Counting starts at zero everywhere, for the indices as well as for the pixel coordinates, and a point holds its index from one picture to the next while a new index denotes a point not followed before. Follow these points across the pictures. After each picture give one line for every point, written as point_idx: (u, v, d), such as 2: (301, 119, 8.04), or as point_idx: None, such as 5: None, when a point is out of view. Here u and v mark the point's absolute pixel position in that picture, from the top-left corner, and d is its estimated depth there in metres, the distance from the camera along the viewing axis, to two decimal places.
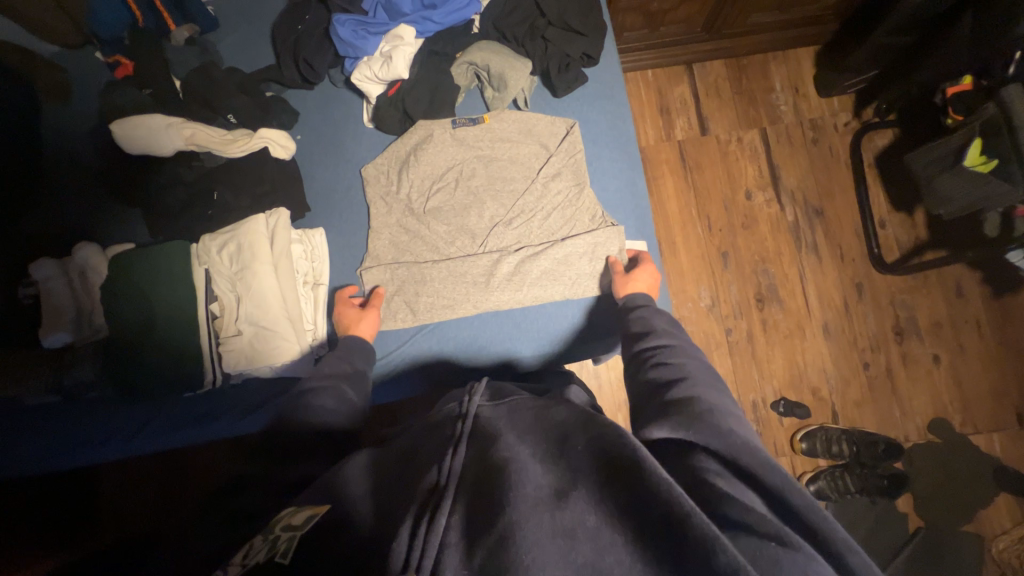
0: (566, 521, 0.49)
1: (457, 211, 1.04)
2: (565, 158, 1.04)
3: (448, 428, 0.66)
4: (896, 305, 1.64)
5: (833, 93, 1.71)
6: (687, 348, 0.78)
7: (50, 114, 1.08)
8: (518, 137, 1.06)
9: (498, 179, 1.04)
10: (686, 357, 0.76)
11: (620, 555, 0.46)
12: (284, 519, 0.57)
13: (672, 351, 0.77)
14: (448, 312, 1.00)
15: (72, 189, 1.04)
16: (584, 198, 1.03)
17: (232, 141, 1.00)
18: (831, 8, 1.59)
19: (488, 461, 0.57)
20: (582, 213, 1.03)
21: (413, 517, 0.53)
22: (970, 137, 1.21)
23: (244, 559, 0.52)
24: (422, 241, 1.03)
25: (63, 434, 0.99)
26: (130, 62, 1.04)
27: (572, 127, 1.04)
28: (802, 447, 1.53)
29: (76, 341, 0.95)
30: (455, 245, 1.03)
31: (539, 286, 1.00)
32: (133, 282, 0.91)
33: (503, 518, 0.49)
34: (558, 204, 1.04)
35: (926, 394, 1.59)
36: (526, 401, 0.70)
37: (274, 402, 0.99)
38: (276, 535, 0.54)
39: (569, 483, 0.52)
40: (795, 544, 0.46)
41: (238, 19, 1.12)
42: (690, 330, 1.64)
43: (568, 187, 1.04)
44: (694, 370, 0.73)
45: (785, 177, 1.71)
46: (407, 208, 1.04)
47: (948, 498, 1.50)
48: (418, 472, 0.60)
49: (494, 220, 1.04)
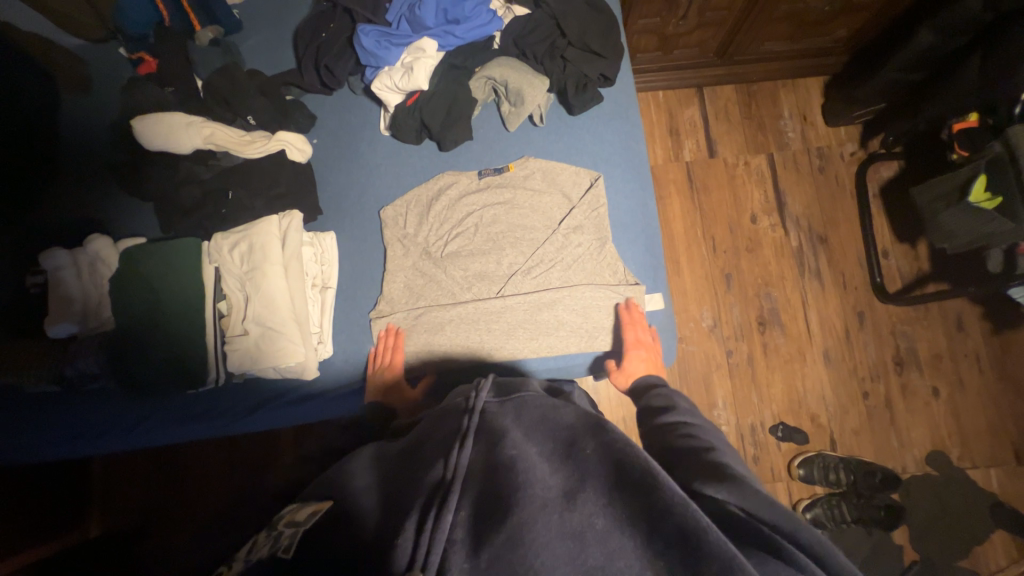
0: (575, 524, 0.49)
1: (475, 256, 1.02)
2: (588, 212, 1.02)
3: (454, 421, 0.64)
4: (897, 335, 1.64)
5: (841, 123, 1.74)
6: (713, 427, 0.72)
7: (71, 106, 1.10)
8: (542, 186, 1.04)
9: (521, 227, 1.03)
10: (710, 434, 0.70)
11: (630, 560, 0.47)
12: (288, 516, 0.61)
13: (698, 427, 0.71)
14: (463, 361, 0.98)
15: (85, 182, 1.05)
16: (605, 252, 1.01)
17: (251, 142, 1.02)
18: (840, 41, 1.62)
19: (495, 461, 0.56)
20: (603, 268, 1.01)
21: (420, 512, 0.52)
22: (975, 173, 1.23)
23: (248, 554, 0.56)
24: (437, 285, 1.02)
25: (49, 430, 0.98)
26: (156, 58, 1.06)
27: (597, 180, 1.03)
28: (800, 473, 1.53)
29: (80, 333, 0.95)
30: (472, 291, 1.01)
31: (554, 336, 0.98)
32: (146, 276, 0.92)
33: (512, 519, 0.48)
34: (581, 255, 1.01)
35: (924, 426, 1.59)
36: (535, 399, 0.67)
37: (276, 403, 0.99)
38: (279, 532, 0.58)
39: (579, 482, 0.53)
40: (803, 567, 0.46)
41: (261, 22, 1.14)
42: (691, 350, 1.64)
43: (589, 241, 1.02)
44: (710, 438, 0.69)
45: (790, 204, 1.72)
46: (425, 251, 1.03)
47: (945, 532, 1.49)
48: (423, 463, 0.60)
49: (514, 268, 1.02)
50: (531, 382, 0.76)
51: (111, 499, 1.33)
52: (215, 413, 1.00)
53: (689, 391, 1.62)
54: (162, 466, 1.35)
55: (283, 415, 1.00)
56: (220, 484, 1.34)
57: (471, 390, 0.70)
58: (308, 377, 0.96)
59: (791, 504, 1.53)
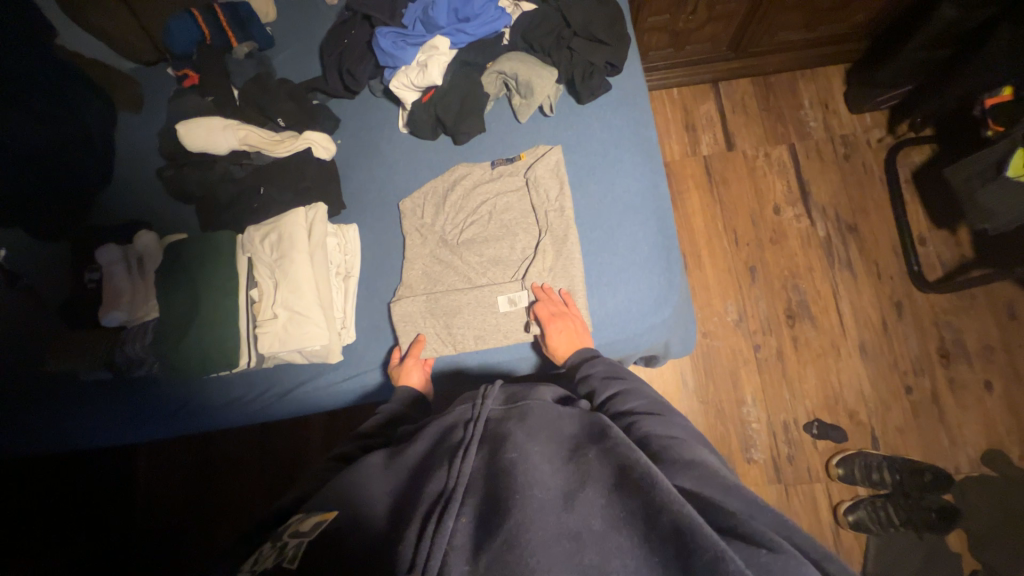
0: (572, 526, 0.50)
1: (490, 242, 1.05)
2: (598, 195, 1.05)
3: (458, 431, 0.65)
4: (940, 325, 1.55)
5: (866, 109, 1.69)
6: (631, 386, 0.77)
7: (127, 122, 1.22)
8: (551, 172, 1.05)
9: (534, 212, 1.05)
10: (633, 399, 0.74)
11: (625, 559, 0.47)
12: (293, 526, 0.58)
13: (622, 397, 0.75)
14: (480, 342, 1.01)
15: (138, 188, 1.17)
16: (617, 233, 1.02)
17: (280, 141, 1.10)
18: (859, 26, 1.59)
19: (497, 466, 0.57)
20: (616, 247, 1.02)
21: (423, 517, 0.54)
22: (1013, 147, 1.18)
23: (254, 564, 0.54)
24: (454, 270, 1.05)
25: (99, 417, 1.06)
26: (199, 74, 1.17)
27: (553, 149, 1.07)
28: (840, 473, 1.44)
29: (130, 321, 1.03)
30: (487, 276, 1.04)
31: None
32: (186, 269, 1.00)
33: (511, 520, 0.50)
34: (594, 239, 1.03)
35: (977, 422, 1.48)
36: (540, 405, 0.68)
37: (303, 388, 1.04)
38: (285, 542, 0.55)
39: (579, 483, 0.55)
40: (777, 546, 0.46)
41: (292, 38, 1.24)
42: (716, 345, 1.60)
43: (601, 223, 1.03)
44: (637, 408, 0.72)
45: (815, 193, 1.68)
46: (441, 239, 1.07)
47: (1008, 538, 1.36)
48: (429, 468, 0.61)
49: (527, 252, 1.04)
50: (538, 387, 0.76)
51: (153, 490, 1.42)
52: (247, 400, 1.06)
53: (715, 386, 1.57)
54: (202, 461, 1.43)
55: (310, 401, 1.05)
56: (253, 481, 1.40)
57: (476, 398, 0.71)
58: (333, 360, 1.01)
59: (832, 507, 1.44)
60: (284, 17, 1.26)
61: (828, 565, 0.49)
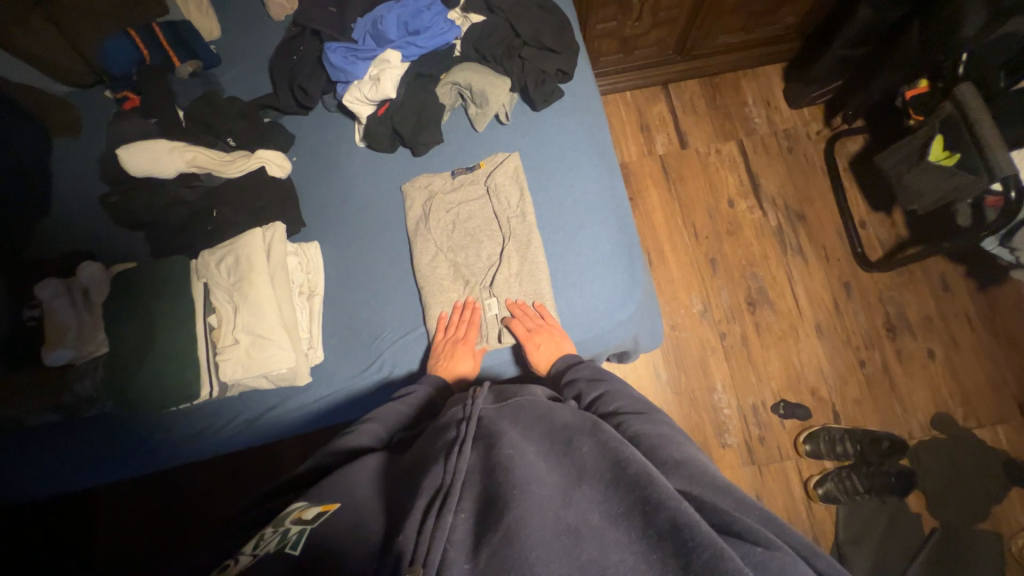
0: (570, 520, 0.51)
1: (455, 252, 1.05)
2: (558, 199, 1.07)
3: (452, 430, 0.65)
4: (885, 301, 1.66)
5: (804, 104, 1.80)
6: (615, 387, 0.79)
7: (63, 149, 1.16)
8: (511, 176, 1.07)
9: (497, 218, 1.06)
10: (619, 400, 0.77)
11: (623, 554, 0.49)
12: (294, 513, 0.60)
13: (607, 398, 0.77)
14: None
15: (78, 217, 1.11)
16: (579, 235, 1.05)
17: (231, 162, 1.07)
18: (791, 27, 1.70)
19: (492, 463, 0.57)
20: (579, 249, 1.04)
21: (423, 509, 0.54)
22: (932, 134, 1.28)
23: (256, 549, 0.56)
24: (421, 282, 1.04)
25: (50, 461, 0.99)
26: (141, 95, 1.13)
27: (511, 156, 1.09)
28: (807, 449, 1.51)
29: (78, 358, 0.97)
30: (455, 285, 1.04)
31: None
32: (140, 298, 0.96)
33: (509, 514, 0.50)
34: (557, 242, 1.05)
35: (925, 389, 1.59)
36: (531, 404, 0.69)
37: (274, 411, 1.01)
38: (286, 528, 0.57)
39: (575, 481, 0.55)
40: (771, 544, 0.48)
41: (239, 56, 1.22)
42: (684, 336, 1.66)
43: (564, 227, 1.05)
44: (626, 409, 0.74)
45: (765, 185, 1.77)
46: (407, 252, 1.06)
47: (960, 495, 1.47)
48: (422, 470, 0.60)
49: (492, 260, 1.04)
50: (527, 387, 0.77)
51: (114, 533, 1.33)
52: (215, 426, 1.01)
53: (687, 376, 1.62)
54: (168, 498, 1.36)
55: (279, 424, 1.03)
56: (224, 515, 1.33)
57: (467, 399, 0.71)
58: (303, 381, 0.98)
59: (803, 482, 1.51)
60: (231, 36, 1.24)
61: (817, 561, 0.52)
